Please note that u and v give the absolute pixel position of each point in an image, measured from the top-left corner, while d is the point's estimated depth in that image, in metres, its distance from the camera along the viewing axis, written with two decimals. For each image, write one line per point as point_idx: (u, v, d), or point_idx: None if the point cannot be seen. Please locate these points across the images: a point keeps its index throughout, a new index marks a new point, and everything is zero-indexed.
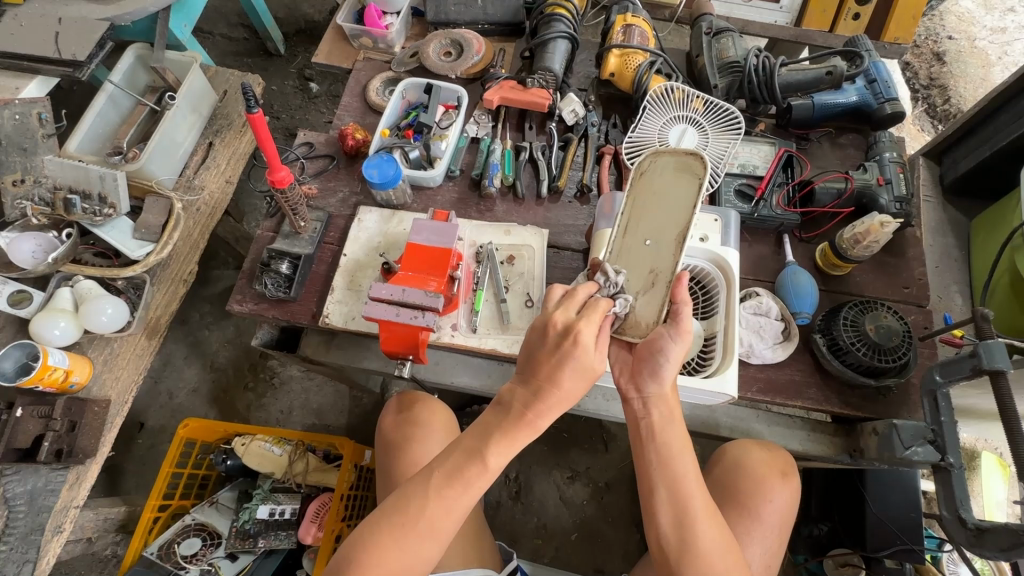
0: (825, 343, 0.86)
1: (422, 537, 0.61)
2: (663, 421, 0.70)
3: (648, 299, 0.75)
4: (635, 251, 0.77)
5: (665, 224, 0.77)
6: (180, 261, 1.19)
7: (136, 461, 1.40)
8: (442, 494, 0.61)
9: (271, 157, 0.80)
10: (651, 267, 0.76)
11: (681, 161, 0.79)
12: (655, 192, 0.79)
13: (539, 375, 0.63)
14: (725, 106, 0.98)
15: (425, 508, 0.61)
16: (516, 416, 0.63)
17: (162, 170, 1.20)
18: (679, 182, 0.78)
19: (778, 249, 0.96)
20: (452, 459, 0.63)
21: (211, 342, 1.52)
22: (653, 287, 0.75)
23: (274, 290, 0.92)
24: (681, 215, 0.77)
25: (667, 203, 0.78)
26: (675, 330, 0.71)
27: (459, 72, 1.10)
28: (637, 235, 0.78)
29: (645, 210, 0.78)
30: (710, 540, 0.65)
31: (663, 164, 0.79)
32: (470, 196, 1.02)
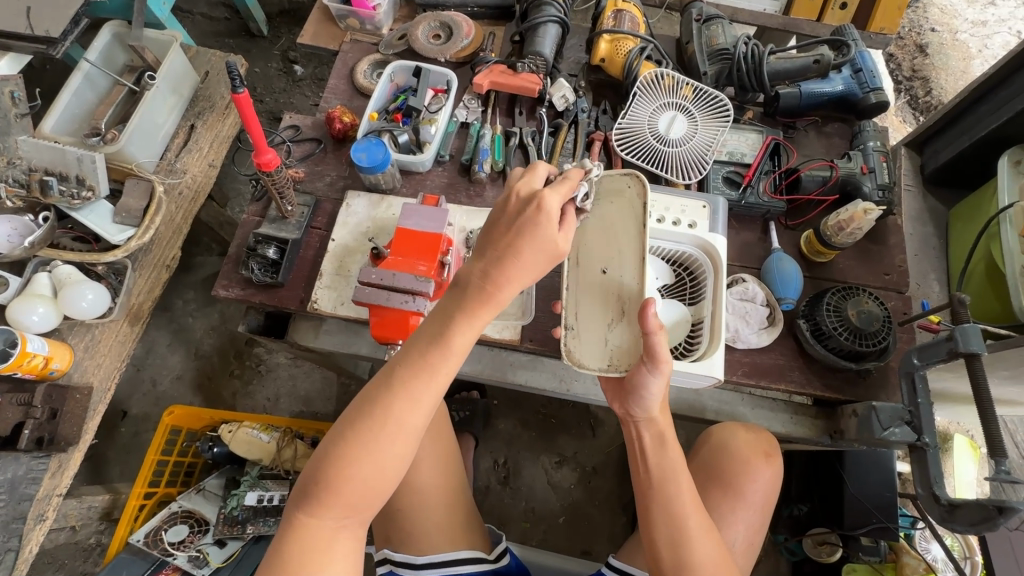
0: (809, 327, 0.88)
1: (391, 438, 0.59)
2: (658, 449, 0.74)
3: (622, 330, 0.73)
4: (594, 285, 0.75)
5: (620, 254, 0.76)
6: (162, 247, 1.17)
7: (120, 449, 1.38)
8: (412, 381, 0.60)
9: (257, 138, 0.79)
10: (619, 295, 0.74)
11: (617, 184, 0.78)
12: (598, 220, 0.77)
13: (500, 246, 0.62)
14: (714, 93, 0.99)
15: (398, 404, 0.60)
16: (477, 289, 0.62)
17: (141, 153, 1.17)
18: (621, 206, 0.77)
19: (765, 236, 0.98)
20: (417, 349, 0.62)
21: (196, 329, 1.50)
22: (624, 317, 0.73)
23: (261, 275, 0.91)
24: (629, 240, 0.76)
25: (610, 230, 0.77)
26: (652, 363, 0.68)
27: (449, 55, 1.08)
28: (592, 268, 0.76)
29: (595, 240, 0.77)
30: (705, 558, 0.67)
31: (601, 191, 0.78)
32: (459, 181, 1.01)
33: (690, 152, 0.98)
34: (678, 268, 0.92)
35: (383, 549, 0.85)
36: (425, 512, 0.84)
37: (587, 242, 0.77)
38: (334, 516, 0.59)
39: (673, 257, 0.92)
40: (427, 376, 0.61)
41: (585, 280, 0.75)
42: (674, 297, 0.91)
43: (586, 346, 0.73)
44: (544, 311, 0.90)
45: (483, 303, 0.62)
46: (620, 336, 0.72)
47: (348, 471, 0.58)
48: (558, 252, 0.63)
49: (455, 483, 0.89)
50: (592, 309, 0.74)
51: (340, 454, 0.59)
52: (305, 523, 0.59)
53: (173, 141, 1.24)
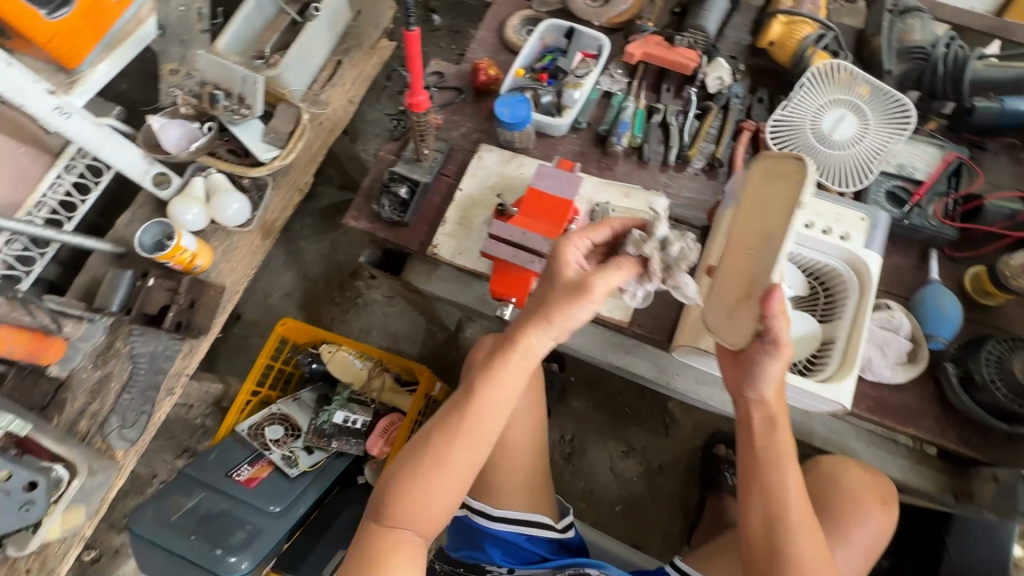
0: (957, 374, 0.79)
1: (445, 472, 0.66)
2: (769, 429, 0.68)
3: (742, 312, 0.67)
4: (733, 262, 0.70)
5: (764, 234, 0.67)
6: (298, 171, 1.26)
7: (231, 347, 1.53)
8: (455, 428, 0.67)
9: (415, 79, 0.81)
10: (748, 277, 0.67)
11: (784, 165, 0.67)
12: (758, 200, 0.69)
13: (534, 306, 0.68)
14: (897, 95, 0.88)
15: (437, 445, 0.67)
16: (502, 353, 0.67)
17: (295, 81, 1.24)
18: (783, 190, 0.66)
19: (922, 263, 0.88)
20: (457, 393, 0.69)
21: (308, 254, 1.61)
22: (745, 301, 0.67)
23: (390, 212, 0.95)
24: (774, 224, 0.66)
25: (763, 212, 0.68)
26: (773, 345, 0.65)
27: (603, 20, 1.04)
28: (737, 247, 0.70)
29: (743, 220, 0.70)
30: (805, 555, 0.62)
31: (770, 171, 0.69)
32: (592, 151, 0.98)
33: (853, 158, 0.89)
34: (814, 281, 0.85)
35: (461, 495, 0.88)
36: (508, 468, 0.87)
37: (742, 220, 0.70)
38: (405, 533, 0.65)
39: (811, 268, 0.85)
40: (468, 421, 0.67)
41: (729, 258, 0.71)
42: (805, 311, 0.85)
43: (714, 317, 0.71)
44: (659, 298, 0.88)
45: (511, 360, 0.67)
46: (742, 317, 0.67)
47: (405, 498, 0.65)
48: (586, 286, 0.64)
49: (539, 452, 0.91)
50: (727, 287, 0.70)
51: (399, 483, 0.66)
52: (377, 536, 0.66)
53: (321, 74, 1.31)
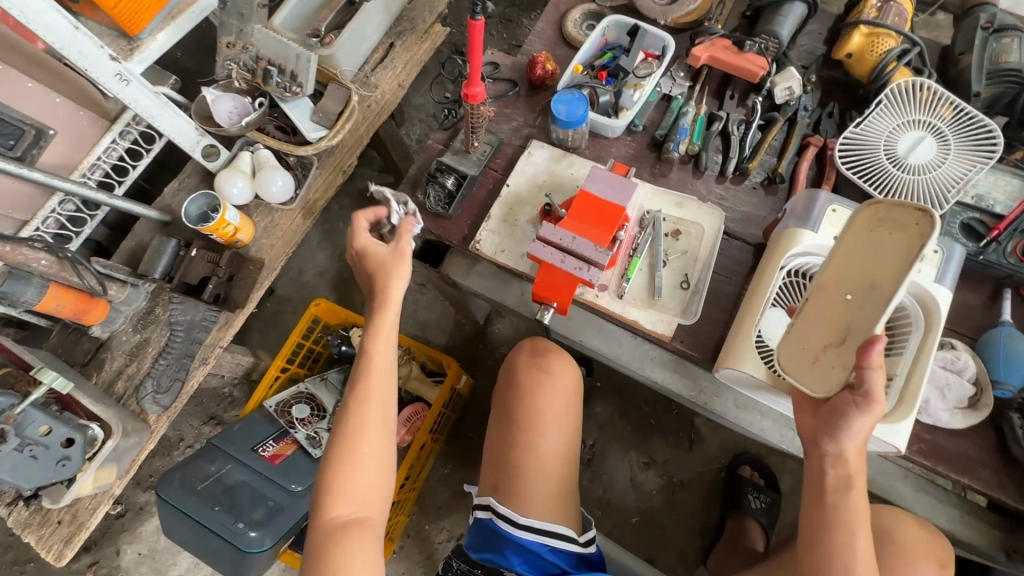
0: (1023, 425, 0.73)
1: (370, 444, 0.76)
2: (844, 494, 0.66)
3: (833, 359, 0.65)
4: (825, 306, 0.67)
5: (871, 283, 0.63)
6: (344, 152, 1.25)
7: (262, 321, 1.56)
8: (360, 403, 0.77)
9: (474, 69, 0.79)
10: (846, 323, 0.64)
11: (904, 214, 0.61)
12: (865, 245, 0.64)
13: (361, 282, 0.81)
14: (984, 120, 0.82)
15: (355, 420, 0.76)
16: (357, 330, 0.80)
17: (347, 61, 1.23)
18: (898, 242, 0.61)
19: (994, 302, 0.82)
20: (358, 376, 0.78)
21: (344, 234, 1.61)
22: (841, 348, 0.64)
23: (434, 203, 0.93)
24: (887, 277, 0.62)
25: (871, 260, 0.64)
26: (864, 402, 0.62)
27: (669, 19, 0.99)
28: (835, 289, 0.66)
29: (846, 263, 0.66)
30: None
31: (882, 217, 0.63)
32: (646, 156, 0.95)
33: (928, 185, 0.84)
34: None
35: (487, 496, 0.88)
36: (538, 478, 0.86)
37: (841, 264, 0.66)
38: (348, 510, 0.74)
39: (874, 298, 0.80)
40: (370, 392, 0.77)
41: (819, 300, 0.67)
42: None
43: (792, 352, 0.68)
44: (706, 314, 0.84)
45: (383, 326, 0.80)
46: (831, 366, 0.65)
47: (337, 478, 0.74)
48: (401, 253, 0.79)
49: (570, 461, 0.90)
50: (814, 331, 0.67)
51: (333, 469, 0.75)
52: (327, 519, 0.74)
53: (372, 56, 1.30)
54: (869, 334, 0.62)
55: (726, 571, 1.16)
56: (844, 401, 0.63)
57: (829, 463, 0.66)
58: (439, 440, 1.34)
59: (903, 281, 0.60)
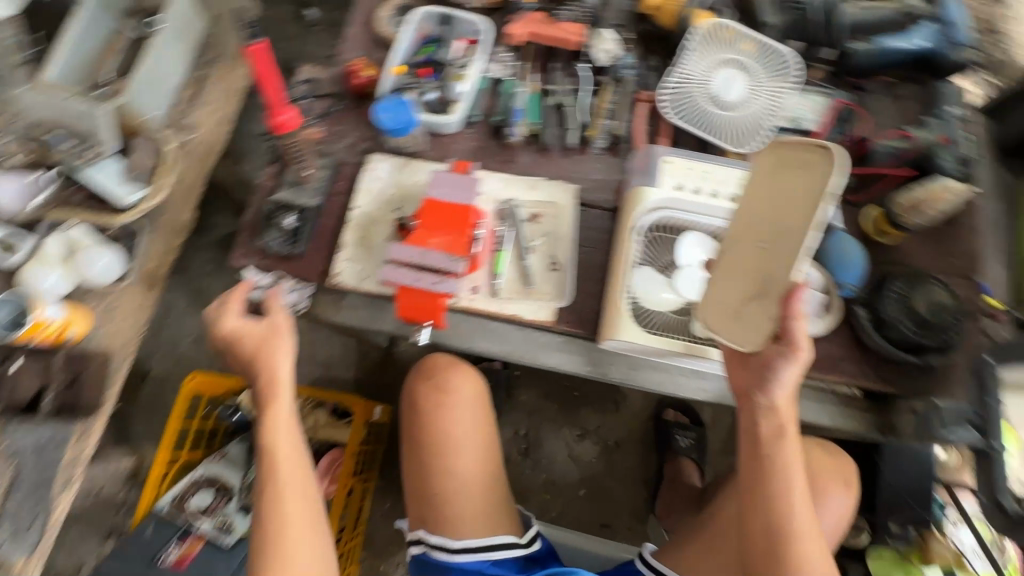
0: (869, 317, 0.81)
1: (297, 533, 0.72)
2: (782, 443, 0.68)
3: (756, 309, 0.67)
4: (740, 260, 0.68)
5: (781, 228, 0.64)
6: (174, 208, 1.12)
7: (143, 410, 1.39)
8: (278, 489, 0.73)
9: (275, 96, 0.72)
10: (765, 273, 0.66)
11: (807, 155, 0.61)
12: (774, 190, 0.64)
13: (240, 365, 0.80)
14: (779, 49, 0.89)
15: (274, 508, 0.72)
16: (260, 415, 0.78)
17: (150, 107, 1.09)
18: (801, 184, 0.62)
19: (825, 212, 0.89)
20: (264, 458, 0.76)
21: (213, 292, 1.46)
22: (765, 297, 0.66)
23: (279, 246, 0.86)
24: (799, 223, 0.62)
25: (782, 205, 0.64)
26: (788, 349, 0.67)
27: (480, 0, 0.97)
28: (748, 238, 0.67)
29: (757, 210, 0.66)
30: (812, 557, 0.64)
31: (787, 159, 0.63)
32: (491, 145, 0.92)
33: (749, 117, 0.89)
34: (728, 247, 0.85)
35: (418, 529, 0.85)
36: (464, 500, 0.84)
37: (749, 215, 0.67)
38: None
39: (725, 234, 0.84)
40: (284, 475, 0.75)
41: (736, 252, 0.68)
42: None
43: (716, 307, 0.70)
44: (581, 290, 0.85)
45: (277, 402, 0.78)
46: (755, 317, 0.67)
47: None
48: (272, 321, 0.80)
49: (492, 470, 0.88)
50: (734, 285, 0.69)
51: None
52: None
53: (182, 94, 1.16)
54: (791, 283, 0.64)
55: (674, 511, 1.22)
56: (772, 352, 0.68)
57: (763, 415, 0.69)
58: (371, 478, 1.27)
59: (813, 223, 0.61)
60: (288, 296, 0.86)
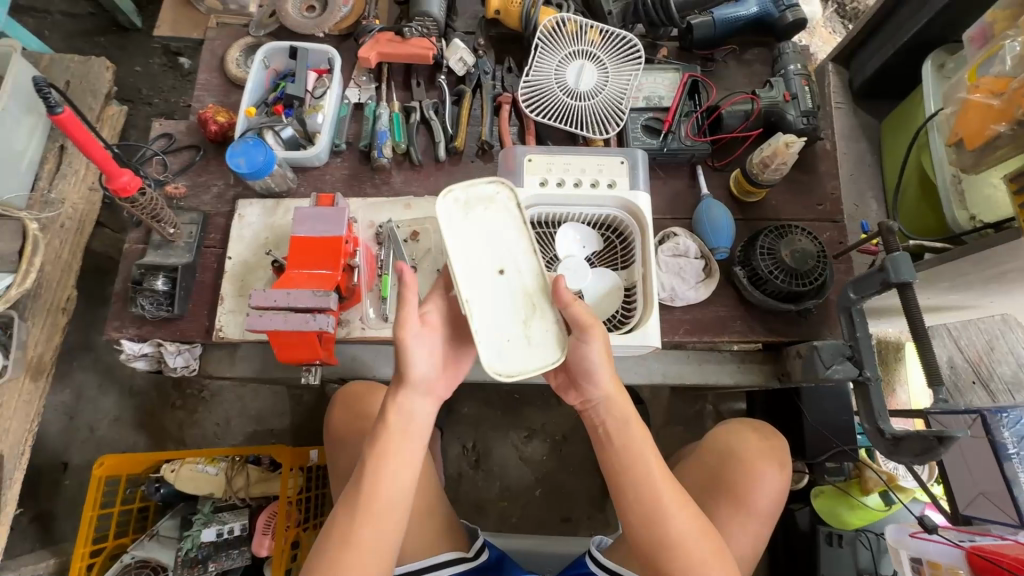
0: (745, 274, 0.84)
1: None
2: (620, 428, 0.66)
3: (538, 325, 0.67)
4: (491, 292, 0.67)
5: (511, 252, 0.68)
6: (52, 289, 1.06)
7: (68, 504, 1.31)
8: (360, 501, 0.60)
9: (104, 162, 0.68)
10: (521, 293, 0.67)
11: (482, 190, 0.70)
12: (476, 230, 0.69)
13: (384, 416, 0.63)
14: (622, 33, 0.91)
15: (346, 524, 0.59)
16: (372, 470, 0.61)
17: (5, 188, 1.03)
18: (494, 211, 0.69)
19: (692, 182, 0.93)
20: (340, 526, 0.59)
21: (125, 365, 1.39)
22: (538, 313, 0.67)
23: (154, 310, 0.82)
24: (522, 242, 0.69)
25: (491, 237, 0.69)
26: (582, 330, 0.66)
27: (327, 28, 0.97)
28: (485, 275, 0.67)
29: (473, 250, 0.68)
30: (685, 527, 0.62)
31: (466, 201, 0.70)
32: (362, 171, 0.92)
33: (605, 103, 0.91)
34: (604, 231, 0.86)
35: None
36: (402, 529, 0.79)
37: (469, 250, 0.68)
38: None
39: (598, 220, 0.86)
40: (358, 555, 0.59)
41: (479, 293, 0.67)
42: (606, 265, 0.84)
43: (497, 351, 0.65)
44: None
45: (400, 451, 0.62)
46: (540, 332, 0.66)
47: None
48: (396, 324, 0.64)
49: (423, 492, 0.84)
50: (502, 321, 0.66)
51: None
52: None
53: (42, 168, 1.10)
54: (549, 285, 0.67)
55: None
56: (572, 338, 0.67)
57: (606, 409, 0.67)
58: None
59: (527, 232, 0.69)
60: (174, 361, 0.85)
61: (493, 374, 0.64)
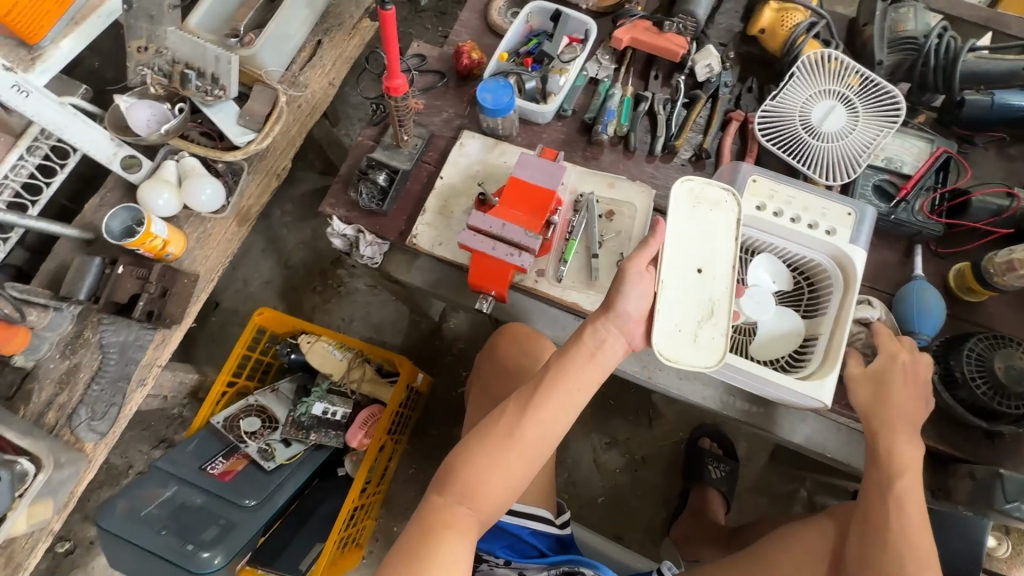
0: (938, 373, 0.78)
1: (486, 501, 0.63)
2: (907, 470, 0.68)
3: (713, 329, 0.68)
4: (686, 283, 0.69)
5: (713, 256, 0.70)
6: (275, 155, 1.22)
7: (209, 336, 1.50)
8: (531, 403, 0.65)
9: (393, 61, 0.77)
10: (709, 296, 0.69)
11: (714, 192, 0.73)
12: (689, 224, 0.72)
13: (585, 336, 0.67)
14: (886, 87, 0.87)
15: (512, 421, 0.65)
16: (549, 384, 0.66)
17: (272, 61, 1.19)
18: (718, 214, 0.72)
19: (906, 259, 0.87)
20: (498, 420, 0.65)
21: (289, 241, 1.57)
22: (715, 318, 0.68)
23: (367, 201, 0.92)
24: (729, 250, 0.71)
25: (703, 235, 0.71)
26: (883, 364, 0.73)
27: (590, 3, 1.01)
28: (684, 267, 0.70)
29: (679, 241, 0.71)
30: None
31: (697, 195, 0.72)
32: (577, 140, 0.96)
33: (842, 151, 0.88)
34: (797, 274, 0.85)
35: None
36: None
37: (680, 239, 0.71)
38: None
39: (796, 262, 0.84)
40: (512, 444, 0.64)
41: (673, 279, 0.69)
42: (788, 305, 0.84)
43: (666, 335, 0.67)
44: None
45: (582, 372, 0.66)
46: (710, 336, 0.67)
47: (431, 547, 0.60)
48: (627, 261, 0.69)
49: None
50: (679, 311, 0.68)
51: (418, 538, 0.60)
52: None
53: (299, 55, 1.26)
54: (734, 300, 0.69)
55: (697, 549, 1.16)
56: (881, 365, 0.73)
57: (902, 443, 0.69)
58: (400, 440, 1.31)
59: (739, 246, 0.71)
60: (365, 249, 0.94)
61: (659, 354, 0.66)
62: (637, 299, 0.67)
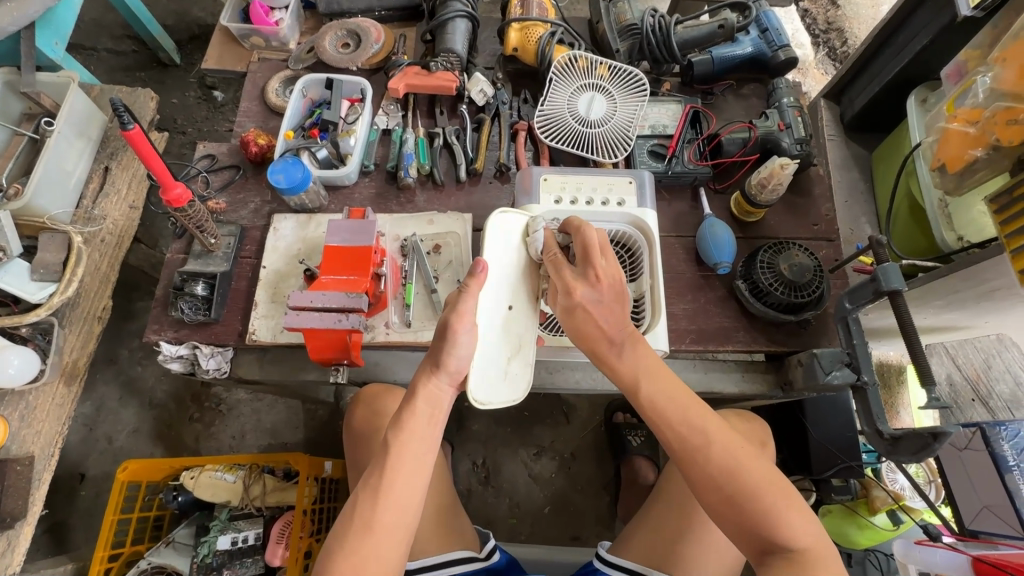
0: (747, 287, 0.90)
1: None
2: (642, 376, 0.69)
3: (520, 364, 0.75)
4: (497, 324, 0.75)
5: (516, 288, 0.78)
6: (89, 298, 1.12)
7: (83, 513, 1.33)
8: (381, 487, 0.65)
9: (161, 173, 0.76)
10: (518, 330, 0.77)
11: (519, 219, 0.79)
12: (498, 257, 0.77)
13: (415, 400, 0.69)
14: (630, 69, 1.00)
15: (367, 511, 0.64)
16: (384, 454, 0.67)
17: (54, 204, 1.09)
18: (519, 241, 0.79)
19: (695, 203, 0.99)
20: (350, 514, 0.65)
21: (147, 378, 1.44)
22: (520, 351, 0.76)
23: (192, 314, 0.87)
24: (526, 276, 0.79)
25: (507, 262, 0.78)
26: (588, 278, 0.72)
27: (360, 63, 1.06)
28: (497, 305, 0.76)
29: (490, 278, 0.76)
30: (722, 454, 0.64)
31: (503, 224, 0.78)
32: (388, 190, 0.99)
33: (613, 130, 0.99)
34: (615, 247, 0.92)
35: None
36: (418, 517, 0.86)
37: (489, 280, 0.76)
38: None
39: (607, 237, 0.92)
40: (373, 531, 0.64)
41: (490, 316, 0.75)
42: None
43: (482, 378, 0.73)
44: None
45: (418, 431, 0.68)
46: (517, 370, 0.75)
47: None
48: (455, 308, 0.70)
49: (436, 490, 0.91)
50: (493, 352, 0.75)
51: None
52: None
53: (87, 187, 1.16)
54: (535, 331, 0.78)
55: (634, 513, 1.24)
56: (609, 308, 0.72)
57: (597, 310, 0.72)
58: None
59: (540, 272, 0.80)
60: (208, 363, 0.89)
61: (473, 401, 0.72)
62: (465, 350, 0.70)
